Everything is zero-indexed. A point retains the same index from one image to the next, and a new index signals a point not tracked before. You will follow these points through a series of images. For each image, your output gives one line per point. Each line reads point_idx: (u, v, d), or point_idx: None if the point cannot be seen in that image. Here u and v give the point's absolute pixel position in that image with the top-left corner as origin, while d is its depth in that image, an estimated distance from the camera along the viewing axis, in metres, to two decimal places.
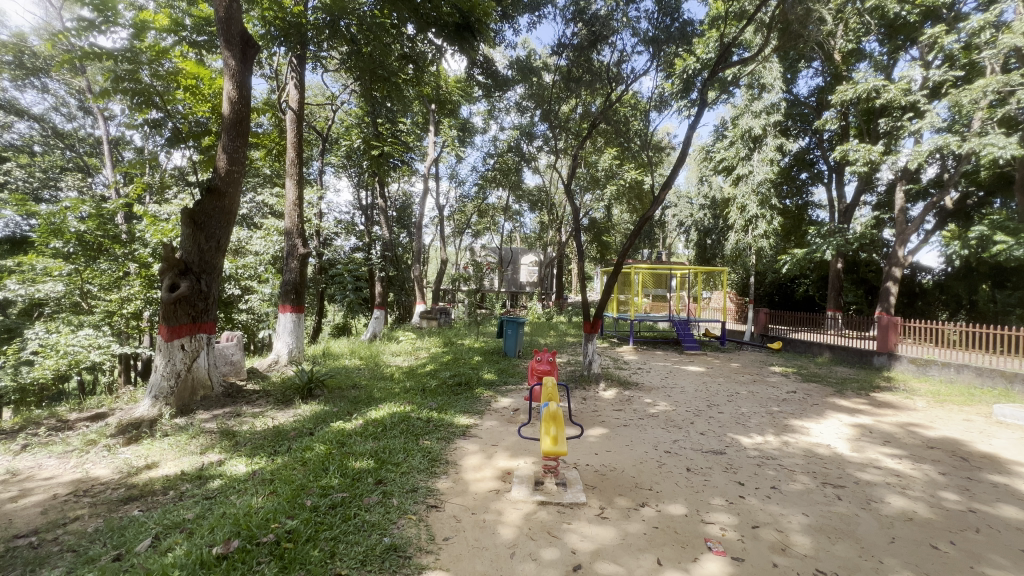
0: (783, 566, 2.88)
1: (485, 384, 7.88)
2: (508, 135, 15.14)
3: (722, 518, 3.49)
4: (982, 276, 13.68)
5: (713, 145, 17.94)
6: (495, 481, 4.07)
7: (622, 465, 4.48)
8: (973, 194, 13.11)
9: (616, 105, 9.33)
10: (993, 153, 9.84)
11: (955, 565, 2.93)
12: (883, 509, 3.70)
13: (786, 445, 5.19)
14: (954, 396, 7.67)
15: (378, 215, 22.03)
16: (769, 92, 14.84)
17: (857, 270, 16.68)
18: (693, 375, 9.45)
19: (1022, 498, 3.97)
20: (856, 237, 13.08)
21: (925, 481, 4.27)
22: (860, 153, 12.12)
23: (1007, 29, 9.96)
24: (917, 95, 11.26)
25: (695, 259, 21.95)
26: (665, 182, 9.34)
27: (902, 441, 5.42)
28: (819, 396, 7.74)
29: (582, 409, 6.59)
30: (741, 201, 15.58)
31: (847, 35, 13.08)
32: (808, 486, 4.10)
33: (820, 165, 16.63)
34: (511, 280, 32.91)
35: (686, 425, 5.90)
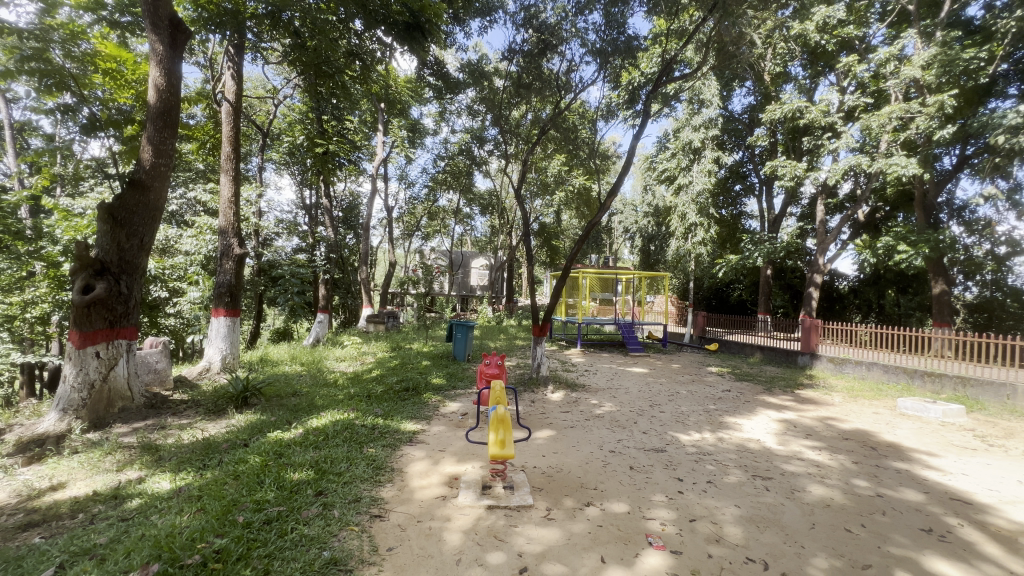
0: (718, 557, 3.03)
1: (433, 389, 7.77)
2: (459, 138, 15.08)
3: (663, 514, 3.63)
4: (888, 282, 15.20)
5: (656, 155, 18.78)
6: (442, 487, 4.02)
7: (568, 466, 4.56)
8: (881, 208, 14.53)
9: (565, 113, 9.53)
10: (896, 172, 10.96)
11: (865, 546, 3.22)
12: (805, 497, 4.00)
13: (720, 441, 5.49)
14: (865, 391, 8.44)
15: (323, 216, 21.22)
16: (707, 108, 15.74)
17: (784, 276, 17.99)
18: (637, 376, 9.80)
19: (921, 482, 4.43)
20: (783, 245, 14.10)
21: (840, 470, 4.67)
22: (787, 168, 13.10)
23: (907, 62, 11.12)
24: (834, 117, 12.36)
25: (640, 264, 22.82)
26: (612, 189, 9.65)
27: (821, 434, 5.89)
28: (751, 394, 8.27)
29: (530, 411, 6.65)
30: (682, 210, 16.43)
31: (775, 59, 14.10)
32: (740, 479, 4.36)
33: (752, 178, 17.77)
34: (462, 284, 32.73)
35: (629, 425, 6.11)
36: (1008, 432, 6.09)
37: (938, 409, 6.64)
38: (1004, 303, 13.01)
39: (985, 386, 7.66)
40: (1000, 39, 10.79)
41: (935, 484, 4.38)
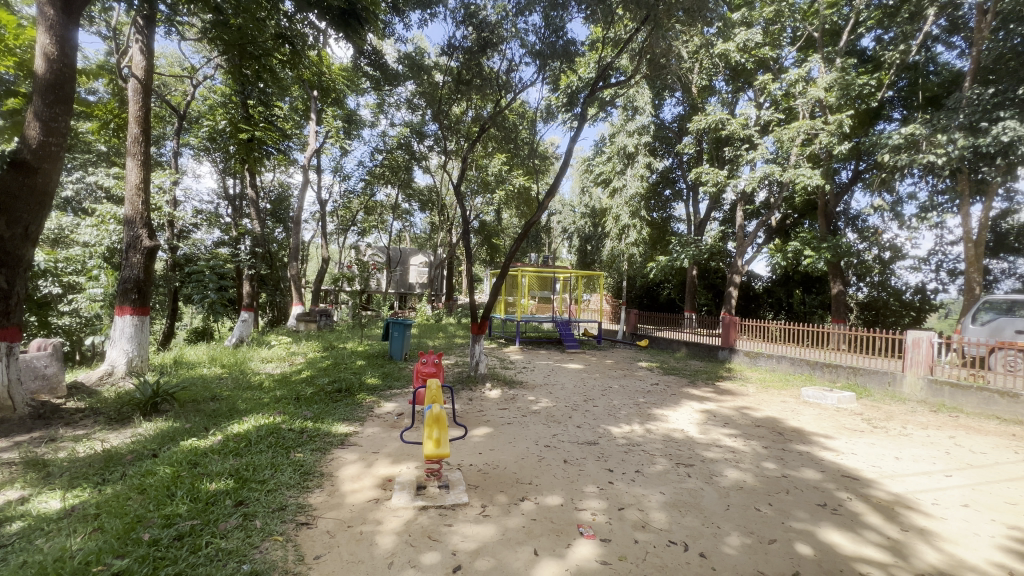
0: (643, 542, 3.19)
1: (368, 389, 7.53)
2: (397, 132, 14.68)
3: (594, 504, 3.77)
4: (796, 283, 16.83)
5: (593, 158, 19.40)
6: (375, 490, 3.91)
7: (504, 462, 4.61)
8: (791, 215, 16.01)
9: (505, 112, 9.58)
10: (802, 182, 12.12)
11: (771, 523, 3.53)
12: (721, 481, 4.32)
13: (648, 432, 5.79)
14: (775, 382, 9.27)
15: (249, 207, 19.85)
16: (641, 115, 16.50)
17: (708, 277, 19.34)
18: (572, 372, 10.10)
19: (819, 462, 4.93)
20: (707, 248, 15.11)
21: (752, 454, 5.10)
22: (710, 175, 14.04)
23: (813, 84, 12.31)
24: (751, 130, 13.40)
25: (577, 263, 23.48)
26: (550, 189, 9.85)
27: (737, 422, 6.40)
28: (676, 387, 8.79)
29: (468, 410, 6.63)
30: (616, 211, 17.15)
31: (702, 73, 15.05)
32: (665, 467, 4.62)
33: (680, 184, 18.85)
34: (400, 281, 31.89)
35: (564, 420, 6.28)
36: (889, 415, 6.93)
37: (834, 396, 7.43)
38: (887, 302, 14.82)
39: (872, 374, 8.64)
40: (888, 69, 12.28)
41: (830, 463, 4.90)
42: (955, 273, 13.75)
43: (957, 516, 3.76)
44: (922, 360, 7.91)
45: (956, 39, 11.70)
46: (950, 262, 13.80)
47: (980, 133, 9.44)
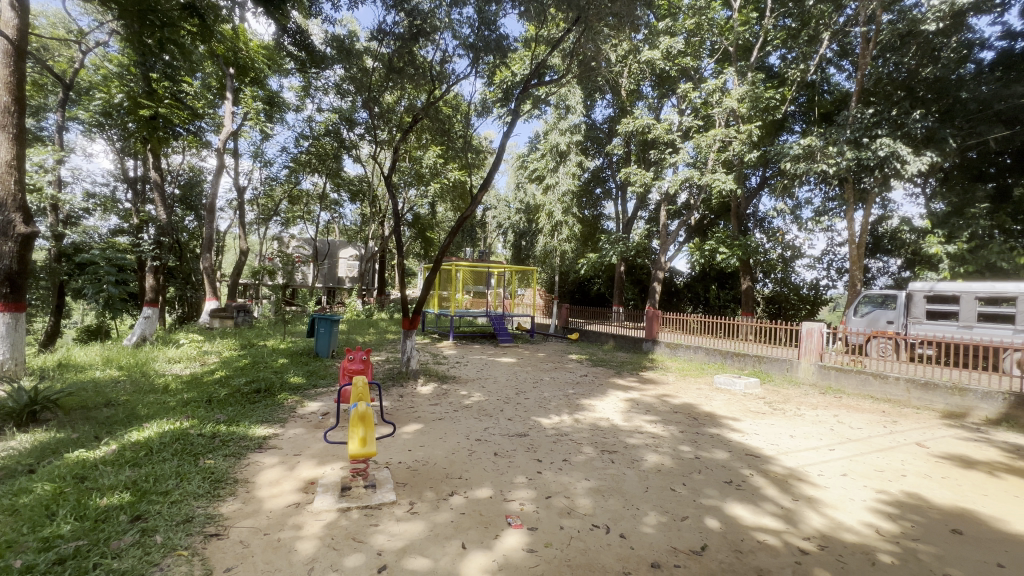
0: (568, 528, 3.31)
1: (290, 389, 7.11)
2: (325, 118, 13.94)
3: (523, 494, 3.85)
4: (711, 278, 18.27)
5: (528, 154, 19.64)
6: (295, 494, 3.71)
7: (434, 458, 4.56)
8: (708, 216, 17.31)
9: (438, 103, 9.40)
10: (718, 186, 13.07)
11: (685, 501, 3.80)
12: (642, 465, 4.58)
13: (576, 422, 6.00)
14: (692, 371, 9.97)
15: (152, 192, 17.93)
16: (572, 114, 16.94)
17: (635, 272, 20.34)
18: (505, 366, 10.20)
19: (727, 443, 5.38)
20: (634, 245, 15.89)
21: (670, 439, 5.45)
22: (638, 176, 14.73)
23: (727, 94, 13.30)
24: (674, 135, 14.20)
25: (512, 259, 23.74)
26: (484, 183, 9.85)
27: (657, 409, 6.82)
28: (604, 377, 9.18)
29: (398, 406, 6.48)
30: (549, 208, 17.52)
31: (630, 77, 15.73)
32: (591, 455, 4.81)
33: (610, 183, 19.61)
34: (328, 275, 30.36)
35: (496, 413, 6.34)
36: (787, 398, 7.72)
37: (742, 382, 8.14)
38: (788, 296, 16.43)
39: (773, 362, 9.51)
40: (790, 86, 13.67)
41: (737, 443, 5.36)
42: (843, 271, 15.53)
43: (837, 484, 4.27)
44: (813, 348, 8.88)
45: (845, 63, 13.18)
46: (838, 261, 15.57)
47: (863, 147, 10.72)
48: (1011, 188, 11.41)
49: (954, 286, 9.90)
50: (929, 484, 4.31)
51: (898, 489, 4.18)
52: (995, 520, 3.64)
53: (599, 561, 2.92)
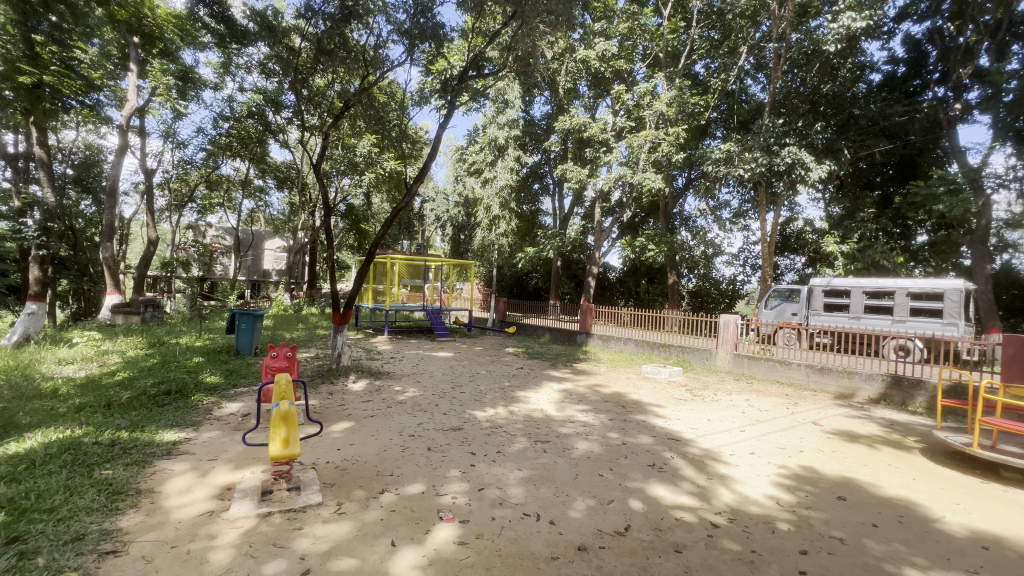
0: (500, 518, 3.36)
1: (206, 390, 6.59)
2: (248, 98, 12.93)
3: (455, 487, 3.84)
4: (642, 274, 19.20)
5: (466, 147, 19.47)
6: (208, 502, 3.45)
7: (364, 456, 4.43)
8: (639, 214, 18.14)
9: (373, 90, 9.04)
10: (648, 185, 13.70)
11: (612, 486, 3.98)
12: (573, 453, 4.74)
13: (511, 414, 6.08)
14: (623, 362, 10.43)
15: (37, 171, 15.76)
16: (511, 108, 17.02)
17: (570, 267, 20.89)
18: (442, 360, 10.11)
19: (651, 428, 5.70)
20: (570, 241, 16.33)
21: (600, 426, 5.68)
22: (574, 172, 15.11)
23: (657, 98, 13.98)
24: (608, 135, 14.72)
25: (451, 252, 23.50)
26: (420, 175, 9.64)
27: (589, 399, 7.08)
28: (539, 370, 9.37)
29: (327, 405, 6.21)
30: (487, 202, 17.44)
31: (567, 76, 16.02)
32: (524, 446, 4.90)
33: (548, 179, 19.96)
34: (252, 268, 28.23)
35: (430, 408, 6.26)
36: (705, 385, 8.32)
37: (666, 371, 8.68)
38: (710, 290, 17.65)
39: (695, 352, 10.17)
40: (713, 94, 14.59)
41: (660, 428, 5.70)
42: (756, 267, 16.92)
43: (746, 462, 4.68)
44: (729, 339, 9.65)
45: (760, 75, 14.28)
46: (753, 259, 16.94)
47: (774, 154, 11.72)
48: (892, 196, 13.02)
49: (846, 281, 11.15)
50: (822, 458, 4.83)
51: (796, 464, 4.66)
52: (872, 486, 4.16)
53: (529, 548, 2.99)
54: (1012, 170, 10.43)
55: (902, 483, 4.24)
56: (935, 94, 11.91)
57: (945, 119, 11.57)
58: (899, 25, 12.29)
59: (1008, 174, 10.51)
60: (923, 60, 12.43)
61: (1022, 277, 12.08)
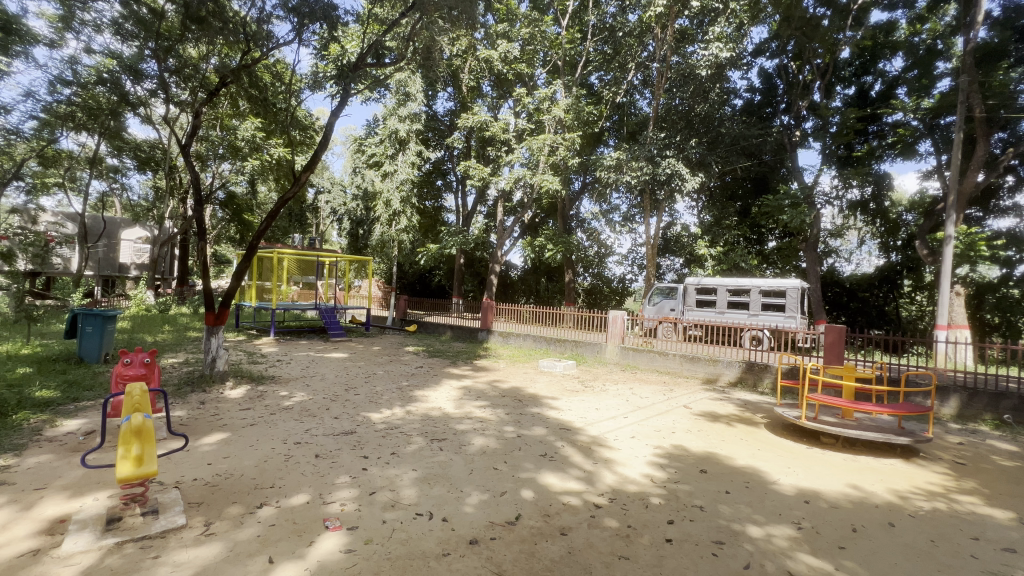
0: (391, 520, 3.28)
1: (33, 407, 5.50)
2: (96, 62, 10.98)
3: (344, 494, 3.68)
4: (542, 272, 19.95)
5: (365, 137, 18.61)
6: (32, 539, 2.91)
7: (240, 469, 4.05)
8: (539, 215, 18.82)
9: (255, 68, 8.20)
10: (546, 186, 14.24)
11: (505, 478, 4.10)
12: (469, 449, 4.79)
13: (408, 414, 5.97)
14: (521, 357, 10.77)
15: None
16: (413, 101, 16.59)
17: (473, 265, 21.01)
18: (335, 361, 9.58)
19: (545, 420, 5.97)
20: (472, 238, 16.40)
21: (496, 421, 5.81)
22: (476, 170, 15.21)
23: (555, 104, 14.61)
24: (509, 135, 15.05)
25: (348, 248, 22.30)
26: (311, 164, 8.97)
27: (487, 394, 7.20)
28: (439, 367, 9.31)
29: (196, 415, 5.56)
30: (387, 196, 16.81)
31: (470, 74, 16.07)
32: (420, 445, 4.85)
33: (451, 176, 19.85)
34: (103, 261, 24.12)
35: (320, 412, 5.91)
36: (595, 376, 8.93)
37: (561, 365, 9.15)
38: (602, 288, 18.91)
39: (588, 346, 10.86)
40: (605, 104, 15.63)
41: (553, 419, 5.99)
42: (642, 267, 18.48)
43: (627, 445, 5.11)
44: (617, 332, 10.47)
45: (646, 91, 15.58)
46: (640, 259, 18.47)
47: (656, 164, 12.89)
48: (750, 208, 15.02)
49: (714, 281, 12.63)
50: (689, 437, 5.44)
51: (668, 444, 5.19)
52: (727, 458, 4.79)
53: (420, 548, 2.97)
54: (835, 189, 12.68)
55: (750, 453, 4.95)
56: (783, 121, 14.00)
57: (788, 143, 13.69)
58: (756, 59, 14.20)
59: (832, 193, 12.76)
60: (774, 91, 14.51)
61: (842, 277, 14.63)
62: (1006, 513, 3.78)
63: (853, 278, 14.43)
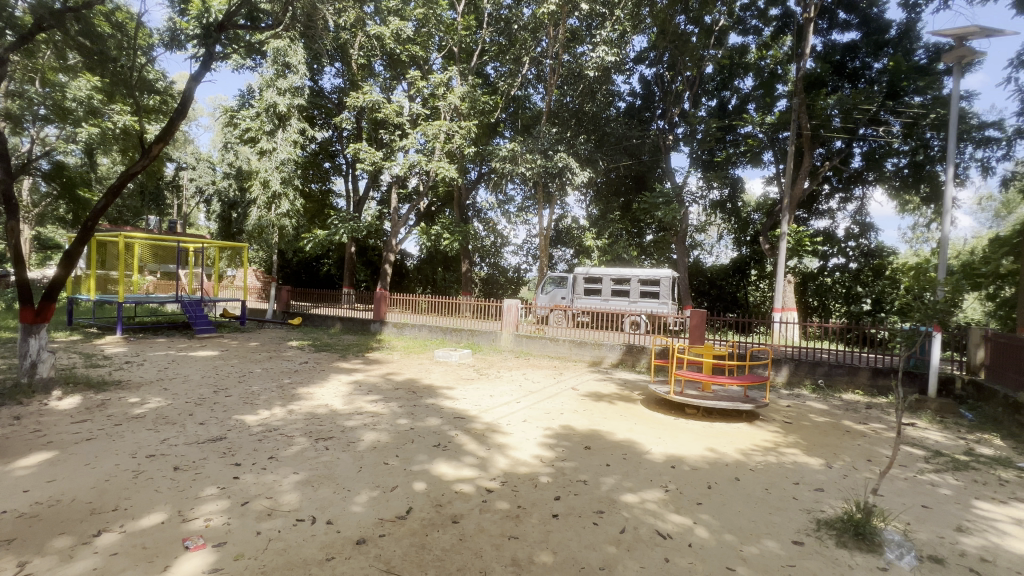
0: (267, 531, 3.01)
1: None
2: None
3: (210, 507, 3.29)
4: (438, 261, 19.74)
5: (238, 109, 16.63)
6: None
7: (70, 494, 3.40)
8: (435, 203, 18.50)
9: (88, 13, 6.82)
10: (442, 173, 14.00)
11: (396, 472, 3.99)
12: (358, 446, 4.58)
13: (289, 414, 5.52)
14: (417, 348, 10.55)
15: None
16: (294, 74, 15.11)
17: (365, 254, 20.06)
18: (202, 360, 8.50)
19: (440, 410, 5.94)
20: (364, 226, 15.56)
21: (389, 415, 5.63)
22: (367, 154, 14.43)
23: (451, 91, 14.39)
24: (403, 119, 14.46)
25: (218, 233, 19.84)
26: (167, 134, 7.77)
27: (379, 388, 6.94)
28: (327, 362, 8.74)
29: (8, 434, 4.54)
30: (264, 176, 15.23)
31: (360, 50, 15.12)
32: (303, 446, 4.51)
33: (340, 159, 18.57)
34: None
35: (181, 419, 5.19)
36: (490, 364, 9.09)
37: (457, 354, 9.16)
38: (498, 277, 19.26)
39: (483, 334, 11.03)
40: (501, 96, 15.77)
41: (448, 409, 5.98)
42: (536, 258, 19.14)
43: (519, 429, 5.29)
44: (511, 321, 10.75)
45: (539, 86, 16.02)
46: (533, 250, 19.11)
47: (549, 158, 13.41)
48: (632, 204, 16.33)
49: (599, 271, 13.53)
50: (576, 417, 5.80)
51: (557, 425, 5.48)
52: (609, 434, 5.20)
53: (300, 556, 2.76)
54: (700, 190, 14.33)
55: (627, 428, 5.43)
56: (660, 125, 15.37)
57: (663, 146, 15.10)
58: (637, 66, 15.36)
59: (698, 193, 14.39)
60: (651, 97, 15.67)
61: (704, 268, 16.65)
62: (818, 460, 4.64)
63: (713, 269, 16.51)
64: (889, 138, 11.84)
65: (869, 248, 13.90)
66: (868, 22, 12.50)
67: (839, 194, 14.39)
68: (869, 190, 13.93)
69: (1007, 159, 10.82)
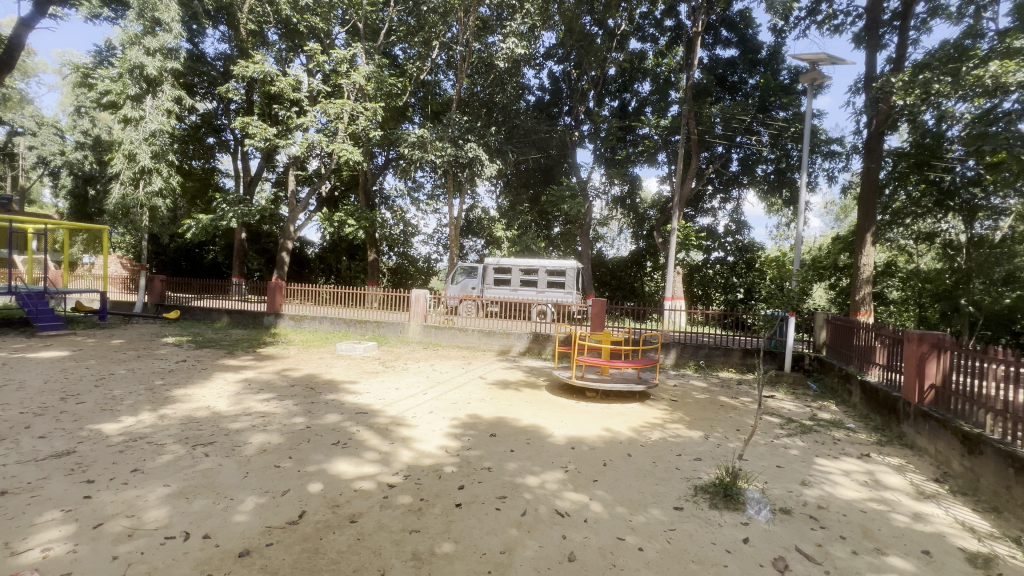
0: (125, 554, 2.63)
1: None
2: None
3: (50, 535, 2.79)
4: (341, 250, 18.63)
5: (94, 67, 14.17)
6: None
7: None
8: (339, 188, 17.41)
9: None
10: (345, 156, 13.15)
11: (289, 475, 3.72)
12: (244, 449, 4.18)
13: (160, 419, 4.88)
14: (317, 342, 9.91)
15: None
16: (167, 33, 13.01)
17: (259, 241, 18.38)
18: (46, 363, 7.17)
19: (341, 405, 5.64)
20: (257, 209, 14.10)
21: (283, 414, 5.23)
22: (258, 129, 13.11)
23: (355, 69, 13.51)
24: (300, 95, 13.37)
25: (70, 212, 16.84)
26: None
27: (272, 386, 6.40)
28: (210, 360, 7.87)
29: None
30: (129, 149, 13.17)
31: (249, 14, 13.71)
32: (176, 454, 4.02)
33: (227, 135, 16.62)
34: None
35: (13, 434, 4.34)
36: (397, 356, 8.83)
37: (361, 347, 8.75)
38: (407, 267, 18.72)
39: (391, 325, 10.66)
40: (409, 78, 15.16)
41: (349, 404, 5.70)
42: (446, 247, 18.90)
43: (425, 421, 5.20)
44: (420, 311, 10.51)
45: (450, 73, 15.72)
46: (444, 239, 18.84)
47: (459, 147, 13.24)
48: (540, 196, 16.70)
49: (509, 261, 13.70)
50: (484, 406, 5.84)
51: (464, 414, 5.49)
52: (515, 420, 5.32)
53: None
54: (603, 185, 15.14)
55: (532, 414, 5.59)
56: (567, 121, 15.94)
57: (569, 141, 15.67)
58: (547, 61, 15.72)
59: (602, 188, 15.20)
60: (559, 93, 16.12)
61: (606, 260, 17.67)
62: (697, 433, 5.16)
63: (614, 261, 17.60)
64: (760, 146, 13.43)
65: (743, 244, 15.72)
66: (744, 41, 14.02)
67: (721, 195, 16.05)
68: (745, 192, 15.73)
69: (846, 170, 12.85)
